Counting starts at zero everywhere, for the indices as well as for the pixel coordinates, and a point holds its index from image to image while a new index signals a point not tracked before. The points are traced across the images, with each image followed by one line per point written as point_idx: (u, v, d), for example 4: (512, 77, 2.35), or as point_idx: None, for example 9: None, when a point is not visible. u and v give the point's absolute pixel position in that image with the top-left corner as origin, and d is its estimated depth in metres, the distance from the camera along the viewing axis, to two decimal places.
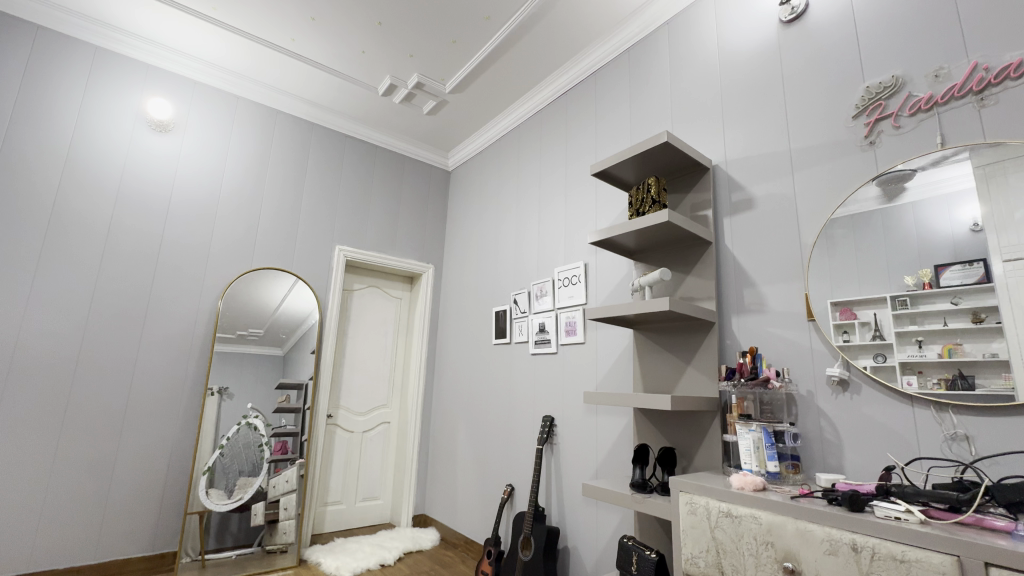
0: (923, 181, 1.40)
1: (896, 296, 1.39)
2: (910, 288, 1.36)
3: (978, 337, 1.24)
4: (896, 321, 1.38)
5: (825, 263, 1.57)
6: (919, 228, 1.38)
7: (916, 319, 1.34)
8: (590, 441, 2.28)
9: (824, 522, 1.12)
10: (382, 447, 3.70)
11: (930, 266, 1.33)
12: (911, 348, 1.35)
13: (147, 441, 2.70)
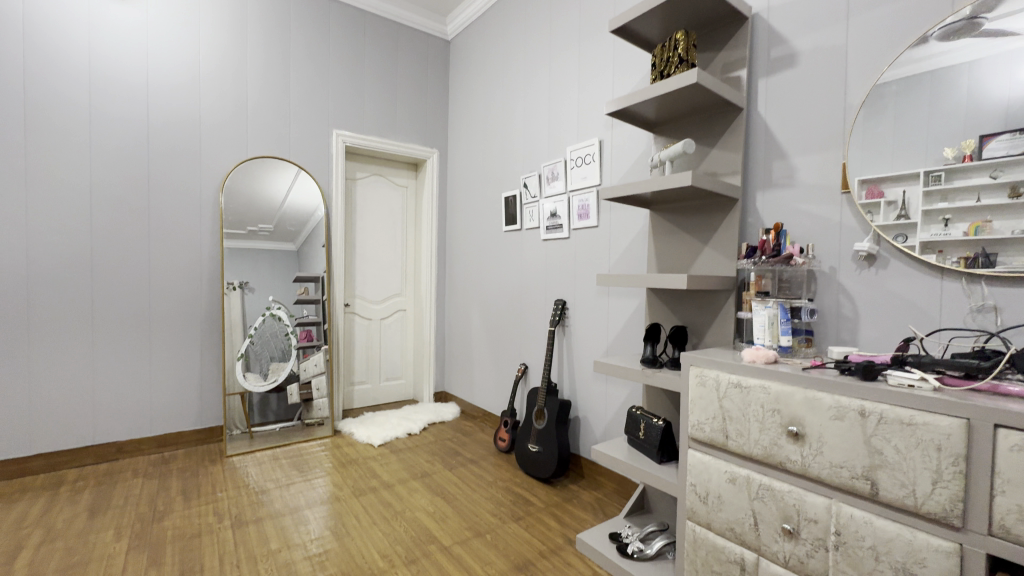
0: (991, 33, 1.18)
1: (930, 171, 1.27)
2: (948, 162, 1.24)
3: (1011, 213, 1.15)
4: (926, 199, 1.28)
5: (870, 128, 1.41)
6: (972, 91, 1.20)
7: (948, 196, 1.25)
8: (602, 322, 2.32)
9: (834, 390, 1.14)
10: (401, 333, 3.87)
11: (975, 136, 1.19)
12: (935, 227, 1.27)
13: (177, 332, 2.83)
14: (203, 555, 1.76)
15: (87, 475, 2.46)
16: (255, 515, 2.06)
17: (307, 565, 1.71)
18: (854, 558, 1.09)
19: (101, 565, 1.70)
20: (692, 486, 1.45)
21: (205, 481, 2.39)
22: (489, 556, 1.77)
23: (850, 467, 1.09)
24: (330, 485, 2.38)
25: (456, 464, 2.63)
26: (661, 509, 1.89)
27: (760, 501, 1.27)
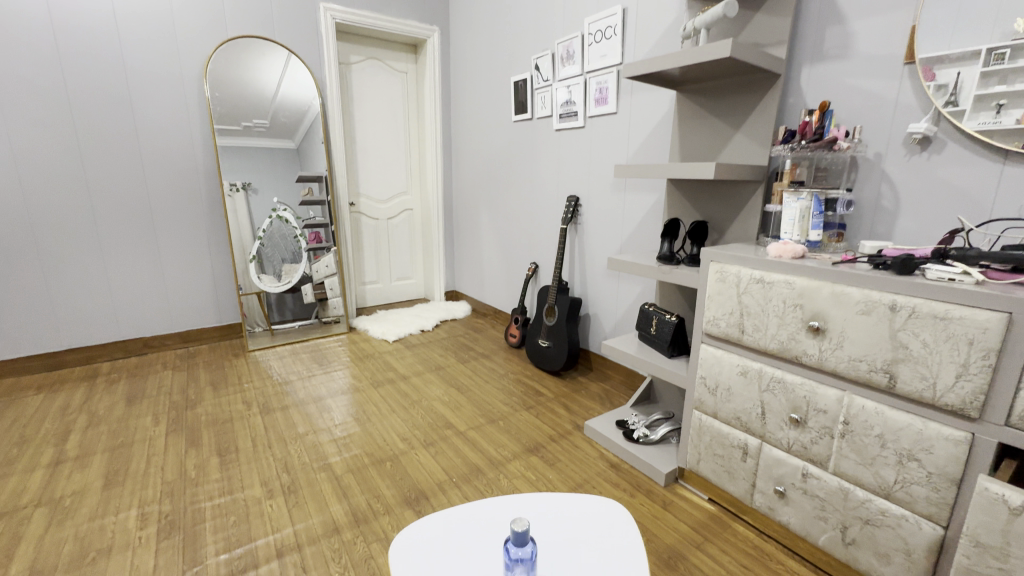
0: None
1: (995, 49, 1.13)
2: (1018, 37, 1.09)
3: None
4: (982, 82, 1.15)
5: None
6: None
7: (1010, 78, 1.12)
8: (616, 218, 2.22)
9: (865, 285, 1.08)
10: (409, 233, 3.81)
11: None
12: (986, 114, 1.15)
13: (182, 232, 2.79)
14: (237, 438, 1.90)
15: (120, 368, 2.60)
16: (281, 404, 2.19)
17: (334, 446, 1.84)
18: (859, 444, 1.12)
19: (145, 446, 1.84)
20: (701, 378, 1.47)
21: (231, 373, 2.52)
22: (502, 440, 1.88)
23: (870, 360, 1.08)
24: (349, 377, 2.49)
25: (469, 358, 2.73)
26: (667, 399, 1.97)
27: (770, 392, 1.28)
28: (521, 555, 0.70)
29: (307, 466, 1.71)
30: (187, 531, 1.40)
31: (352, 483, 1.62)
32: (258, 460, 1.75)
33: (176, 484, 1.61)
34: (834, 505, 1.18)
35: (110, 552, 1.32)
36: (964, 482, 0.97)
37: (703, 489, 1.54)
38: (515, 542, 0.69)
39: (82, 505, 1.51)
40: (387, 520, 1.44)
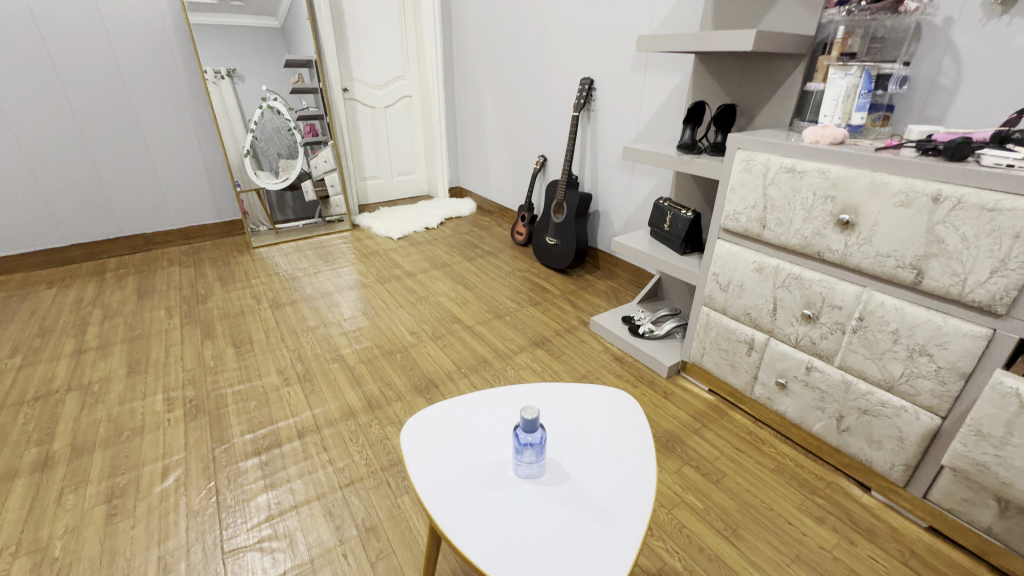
0: None
1: None
2: None
3: None
4: None
5: None
6: None
7: None
8: (634, 103, 2.02)
9: (909, 174, 0.98)
10: (409, 123, 3.57)
11: None
12: None
13: (166, 121, 2.60)
14: (250, 330, 1.94)
15: (126, 263, 2.60)
16: (289, 298, 2.21)
17: (344, 339, 1.88)
18: (870, 340, 1.10)
19: (161, 337, 1.90)
20: (713, 274, 1.43)
21: (237, 269, 2.52)
22: (508, 334, 1.91)
23: (898, 256, 1.02)
24: (356, 273, 2.49)
25: (475, 255, 2.70)
26: (674, 296, 1.96)
27: (785, 289, 1.25)
28: (532, 439, 0.72)
29: (320, 357, 1.77)
30: (211, 414, 1.48)
31: (365, 372, 1.68)
32: (272, 351, 1.80)
33: (196, 372, 1.68)
34: (834, 397, 1.21)
35: (142, 432, 1.41)
36: (972, 377, 0.97)
37: (703, 381, 1.58)
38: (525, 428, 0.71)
39: (110, 391, 1.59)
40: (400, 406, 1.52)
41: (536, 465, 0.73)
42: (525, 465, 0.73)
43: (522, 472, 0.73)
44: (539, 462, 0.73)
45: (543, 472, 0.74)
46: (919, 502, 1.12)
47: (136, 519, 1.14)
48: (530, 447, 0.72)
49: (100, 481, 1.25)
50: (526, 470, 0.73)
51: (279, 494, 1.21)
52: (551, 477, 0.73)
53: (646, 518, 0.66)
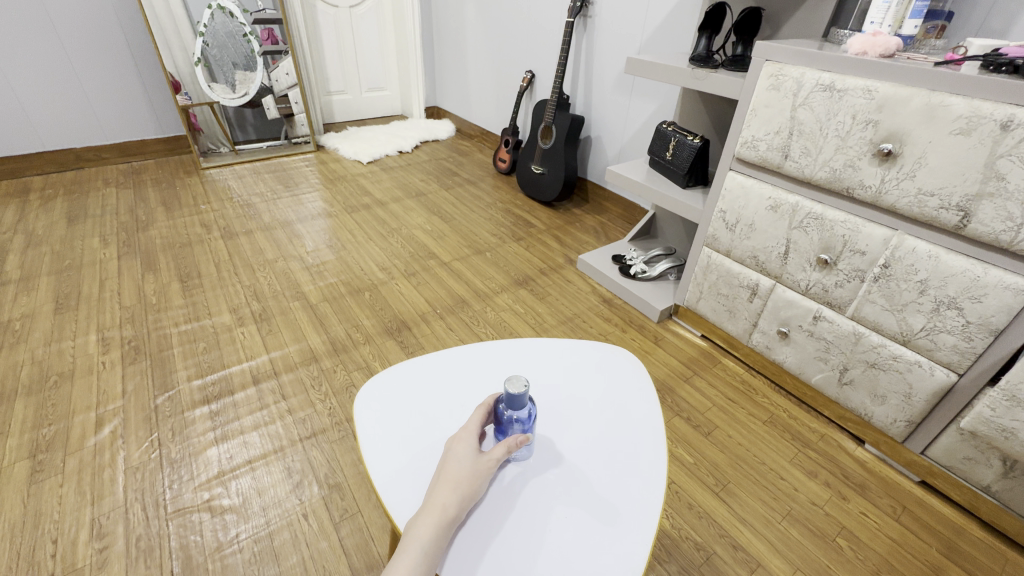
0: None
1: None
2: None
3: None
4: None
5: None
6: None
7: None
8: (639, 10, 1.75)
9: (976, 93, 0.81)
10: (379, 28, 3.13)
11: None
12: None
13: (81, 10, 2.17)
14: (199, 262, 1.73)
15: (55, 183, 2.29)
16: (244, 227, 1.98)
17: (307, 274, 1.70)
18: (892, 290, 0.99)
19: (95, 269, 1.68)
20: (720, 212, 1.28)
21: (184, 193, 2.24)
22: (488, 272, 1.76)
23: (944, 195, 0.87)
24: (321, 201, 2.25)
25: (453, 183, 2.47)
26: (668, 234, 1.81)
27: (801, 230, 1.11)
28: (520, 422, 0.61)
29: (279, 295, 1.59)
30: (154, 357, 1.32)
31: (329, 312, 1.52)
32: (223, 286, 1.61)
33: (136, 309, 1.49)
34: (840, 348, 1.12)
35: (72, 377, 1.25)
36: (1004, 334, 0.87)
37: (696, 326, 1.48)
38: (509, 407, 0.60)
39: (34, 330, 1.39)
40: (368, 350, 1.38)
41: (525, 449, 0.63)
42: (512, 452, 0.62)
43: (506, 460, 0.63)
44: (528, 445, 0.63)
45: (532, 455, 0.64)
46: (916, 458, 1.07)
47: (66, 477, 1.01)
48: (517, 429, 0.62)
49: (23, 433, 1.10)
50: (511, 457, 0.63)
51: (231, 448, 1.09)
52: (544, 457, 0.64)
53: (654, 516, 0.58)
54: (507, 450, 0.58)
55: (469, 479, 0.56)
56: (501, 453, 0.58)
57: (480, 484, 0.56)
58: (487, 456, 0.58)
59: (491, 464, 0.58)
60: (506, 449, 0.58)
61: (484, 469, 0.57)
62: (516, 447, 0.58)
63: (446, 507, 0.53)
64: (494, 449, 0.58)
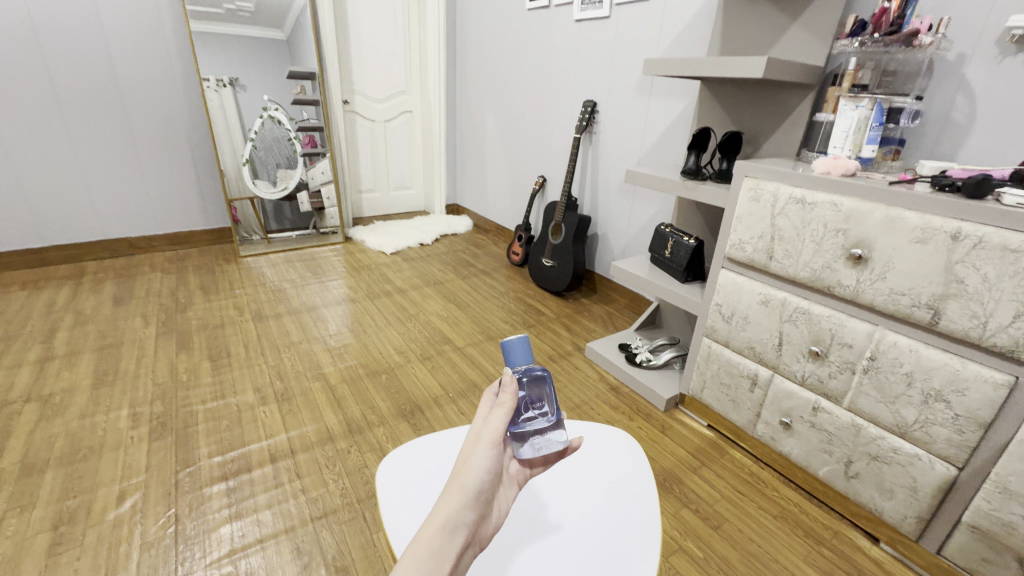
0: None
1: None
2: None
3: None
4: None
5: None
6: None
7: None
8: (638, 128, 2.00)
9: (926, 209, 0.94)
10: (409, 138, 3.54)
11: None
12: None
13: (159, 124, 2.56)
14: (229, 344, 1.85)
15: (107, 267, 2.52)
16: (273, 311, 2.12)
17: (328, 356, 1.80)
18: (883, 382, 1.04)
19: (134, 347, 1.80)
20: (716, 305, 1.38)
21: (222, 278, 2.43)
22: (500, 357, 1.84)
23: (914, 294, 0.97)
24: (345, 288, 2.41)
25: (469, 273, 2.64)
26: (672, 324, 1.90)
27: (792, 324, 1.20)
28: (535, 389, 0.64)
29: (301, 375, 1.68)
30: (179, 433, 1.39)
31: (346, 393, 1.59)
32: (250, 366, 1.71)
33: (167, 386, 1.58)
34: (842, 440, 1.14)
35: (101, 451, 1.31)
36: (994, 427, 0.91)
37: (702, 416, 1.52)
38: (512, 368, 0.63)
39: (72, 404, 1.48)
40: (382, 432, 1.43)
41: (550, 424, 0.62)
42: (536, 437, 0.60)
43: (534, 459, 0.60)
44: (554, 422, 0.63)
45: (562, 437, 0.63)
46: (933, 558, 1.04)
47: (83, 549, 1.04)
48: (535, 399, 0.64)
49: (49, 503, 1.14)
50: (538, 443, 0.60)
51: (244, 525, 1.11)
52: (577, 446, 0.62)
53: None
54: (503, 414, 0.57)
55: (464, 470, 0.52)
56: (498, 421, 0.56)
57: (474, 462, 0.53)
58: (479, 436, 0.55)
59: (487, 446, 0.54)
60: (497, 414, 0.56)
61: (478, 454, 0.53)
62: (509, 400, 0.57)
63: (439, 513, 0.48)
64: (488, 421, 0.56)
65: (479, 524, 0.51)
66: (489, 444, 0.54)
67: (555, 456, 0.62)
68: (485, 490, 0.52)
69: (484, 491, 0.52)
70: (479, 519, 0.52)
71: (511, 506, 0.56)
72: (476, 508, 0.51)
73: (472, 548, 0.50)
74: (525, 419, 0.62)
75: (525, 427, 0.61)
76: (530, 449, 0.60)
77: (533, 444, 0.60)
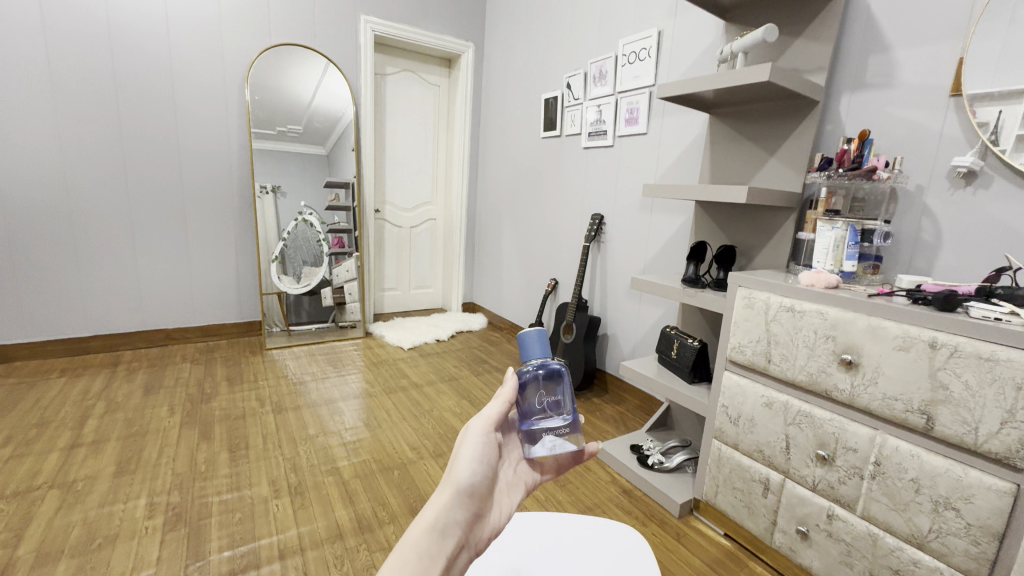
0: None
1: None
2: None
3: None
4: None
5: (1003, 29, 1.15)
6: None
7: None
8: (642, 239, 2.19)
9: (902, 319, 1.03)
10: (431, 242, 3.84)
11: None
12: None
13: (212, 228, 2.86)
14: (249, 435, 1.90)
15: (141, 357, 2.65)
16: (293, 404, 2.19)
17: (343, 450, 1.83)
18: (891, 488, 1.06)
19: (158, 436, 1.86)
20: (723, 407, 1.42)
21: (247, 370, 2.54)
22: None
23: (906, 399, 1.02)
24: (362, 382, 2.49)
25: (483, 370, 2.71)
26: (684, 426, 1.91)
27: (796, 426, 1.23)
28: (550, 384, 0.60)
29: (315, 469, 1.70)
30: (192, 525, 1.40)
31: (358, 489, 1.60)
32: (267, 458, 1.74)
33: (185, 476, 1.62)
34: (861, 551, 1.11)
35: (115, 540, 1.32)
36: (1007, 538, 0.90)
37: (719, 524, 1.48)
38: (527, 361, 0.60)
39: (93, 491, 1.52)
40: (392, 530, 1.42)
41: (566, 426, 0.59)
42: (548, 437, 0.58)
43: (546, 459, 0.60)
44: (570, 423, 0.59)
45: (577, 438, 0.60)
46: None
47: None
48: (553, 398, 0.60)
49: None
50: (552, 443, 0.58)
51: None
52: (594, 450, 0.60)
53: None
54: (500, 405, 0.57)
55: (454, 464, 0.53)
56: (493, 412, 0.57)
57: (466, 455, 0.53)
58: (471, 427, 0.56)
59: (476, 437, 0.55)
60: (495, 407, 0.57)
61: (468, 447, 0.54)
62: (507, 392, 0.57)
63: (430, 511, 0.49)
64: (482, 412, 0.57)
65: (472, 524, 0.52)
66: (477, 435, 0.55)
67: (571, 458, 0.60)
68: (476, 485, 0.53)
69: (474, 485, 0.53)
70: (471, 517, 0.52)
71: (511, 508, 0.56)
72: (467, 503, 0.52)
73: (467, 549, 0.51)
74: (540, 417, 0.58)
75: (536, 426, 0.58)
76: (543, 449, 0.58)
77: (547, 444, 0.58)
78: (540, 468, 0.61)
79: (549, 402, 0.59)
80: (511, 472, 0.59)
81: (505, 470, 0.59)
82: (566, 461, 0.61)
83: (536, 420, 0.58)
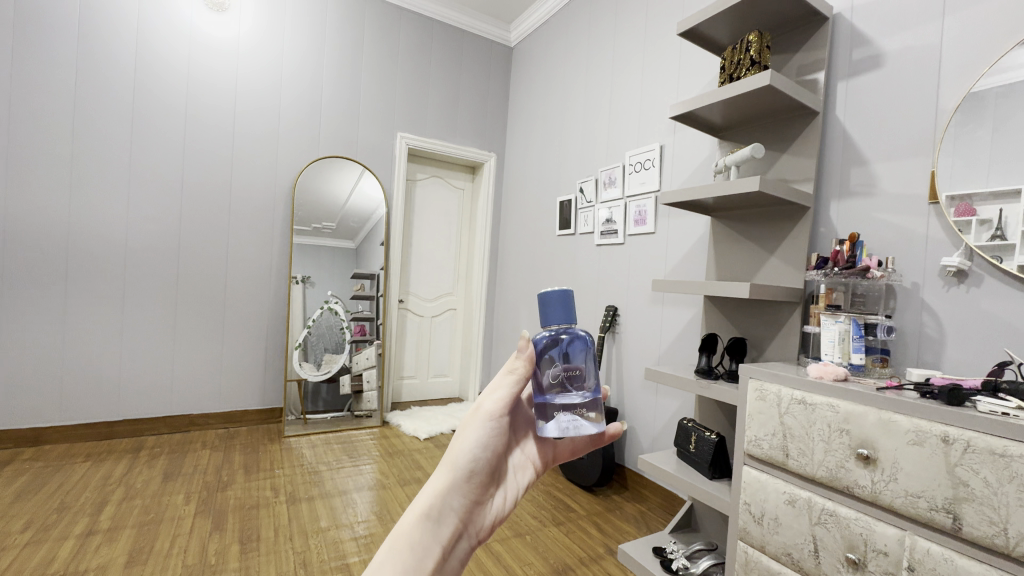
0: None
1: None
2: None
3: None
4: None
5: (965, 147, 1.29)
6: None
7: None
8: (655, 330, 2.26)
9: (913, 413, 1.05)
10: (450, 331, 3.96)
11: None
12: None
13: (248, 316, 3.05)
14: (261, 527, 1.87)
15: (163, 442, 2.70)
16: (307, 494, 2.17)
17: (354, 545, 1.78)
18: None
19: (172, 524, 1.86)
20: (745, 504, 1.39)
21: (264, 458, 2.55)
22: (528, 557, 1.75)
23: (929, 497, 1.00)
24: (376, 472, 2.46)
25: None
26: (709, 528, 1.82)
27: (822, 527, 1.19)
28: (567, 354, 0.60)
29: (325, 564, 1.66)
30: None
31: None
32: (276, 552, 1.71)
33: (194, 568, 1.59)
34: None
35: None
36: None
37: None
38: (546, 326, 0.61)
39: None
40: None
41: (584, 402, 0.58)
42: (561, 416, 0.56)
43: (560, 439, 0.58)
44: (588, 399, 0.58)
45: (597, 416, 0.58)
46: None
47: None
48: (575, 369, 0.60)
49: None
50: (566, 423, 0.56)
51: None
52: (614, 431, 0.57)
53: None
54: (512, 382, 0.55)
55: (456, 445, 0.52)
56: (503, 393, 0.54)
57: (469, 440, 0.52)
58: (478, 408, 0.54)
59: (483, 420, 0.53)
60: (505, 387, 0.54)
61: (471, 429, 0.52)
62: (519, 368, 0.54)
63: (424, 499, 0.48)
64: (492, 391, 0.55)
65: (473, 513, 0.51)
66: (486, 418, 0.53)
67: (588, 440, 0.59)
68: (478, 470, 0.52)
69: (476, 470, 0.52)
70: (473, 505, 0.51)
71: (517, 495, 0.54)
72: (467, 490, 0.51)
73: (466, 538, 0.49)
74: (556, 392, 0.58)
75: (552, 401, 0.57)
76: (555, 428, 0.56)
77: (561, 423, 0.56)
78: (554, 448, 0.59)
79: (567, 375, 0.59)
80: (520, 456, 0.57)
81: (515, 452, 0.57)
82: (582, 443, 0.60)
83: (552, 394, 0.57)
